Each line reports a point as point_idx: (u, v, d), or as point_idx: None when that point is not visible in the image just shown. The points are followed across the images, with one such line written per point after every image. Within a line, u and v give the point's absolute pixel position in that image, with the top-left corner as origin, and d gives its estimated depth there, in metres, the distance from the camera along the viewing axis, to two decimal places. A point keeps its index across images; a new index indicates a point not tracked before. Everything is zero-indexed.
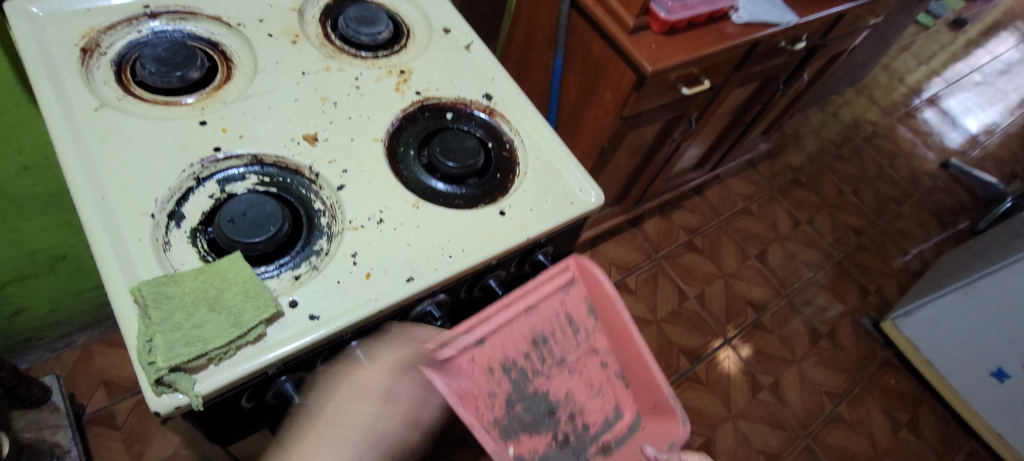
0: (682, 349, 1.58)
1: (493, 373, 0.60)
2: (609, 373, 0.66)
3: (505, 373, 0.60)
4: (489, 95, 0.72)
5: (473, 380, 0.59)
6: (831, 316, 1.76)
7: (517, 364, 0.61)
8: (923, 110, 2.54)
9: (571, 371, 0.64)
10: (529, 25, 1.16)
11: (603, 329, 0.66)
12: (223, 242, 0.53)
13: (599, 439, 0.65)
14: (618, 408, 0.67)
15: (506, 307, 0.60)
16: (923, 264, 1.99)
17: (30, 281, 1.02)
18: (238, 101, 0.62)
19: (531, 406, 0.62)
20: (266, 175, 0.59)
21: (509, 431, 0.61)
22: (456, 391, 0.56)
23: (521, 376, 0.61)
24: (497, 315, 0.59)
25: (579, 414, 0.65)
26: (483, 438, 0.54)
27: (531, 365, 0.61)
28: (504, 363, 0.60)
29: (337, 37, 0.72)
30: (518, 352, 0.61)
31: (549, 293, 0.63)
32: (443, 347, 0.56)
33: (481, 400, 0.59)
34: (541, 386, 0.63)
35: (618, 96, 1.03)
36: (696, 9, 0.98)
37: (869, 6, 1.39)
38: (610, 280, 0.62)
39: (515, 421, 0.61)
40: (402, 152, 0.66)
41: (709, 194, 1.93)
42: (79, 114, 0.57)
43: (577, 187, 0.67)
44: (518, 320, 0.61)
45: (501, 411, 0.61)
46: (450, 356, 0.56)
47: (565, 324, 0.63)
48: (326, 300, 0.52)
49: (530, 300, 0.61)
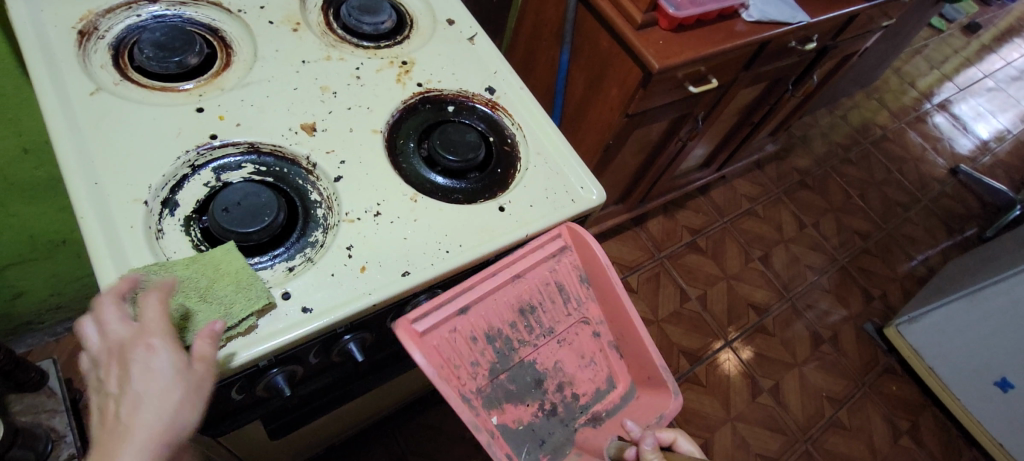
0: (683, 350, 1.57)
1: (475, 342, 0.57)
2: (602, 343, 0.63)
3: (488, 342, 0.57)
4: (492, 88, 0.71)
5: (453, 347, 0.55)
6: (834, 321, 1.75)
7: (502, 333, 0.58)
8: (933, 115, 2.51)
9: (560, 341, 0.61)
10: (535, 19, 1.15)
11: (597, 298, 0.64)
12: (217, 231, 0.52)
13: (588, 410, 0.61)
14: (610, 378, 0.63)
15: (493, 274, 0.58)
16: (929, 271, 1.97)
17: (29, 265, 1.01)
18: (236, 88, 0.61)
19: (516, 375, 0.59)
20: (262, 164, 0.58)
21: (492, 400, 0.57)
22: (438, 359, 0.54)
23: (506, 346, 0.58)
24: (484, 282, 0.58)
25: (568, 385, 0.61)
26: (460, 409, 0.52)
27: (517, 335, 0.59)
28: (488, 331, 0.57)
29: (339, 26, 0.71)
30: (503, 322, 0.58)
31: (535, 259, 0.60)
32: (424, 318, 0.54)
33: (464, 370, 0.56)
34: (527, 356, 0.59)
35: (623, 93, 1.02)
36: (706, 7, 0.96)
37: (883, 8, 1.36)
38: (600, 246, 0.60)
39: (498, 391, 0.57)
40: (401, 144, 0.65)
41: (714, 194, 1.91)
42: (74, 98, 0.56)
43: (578, 185, 0.66)
44: (504, 288, 0.59)
45: (484, 380, 0.57)
46: (433, 323, 0.54)
47: (554, 293, 0.61)
48: (320, 292, 0.52)
49: (516, 268, 0.59)
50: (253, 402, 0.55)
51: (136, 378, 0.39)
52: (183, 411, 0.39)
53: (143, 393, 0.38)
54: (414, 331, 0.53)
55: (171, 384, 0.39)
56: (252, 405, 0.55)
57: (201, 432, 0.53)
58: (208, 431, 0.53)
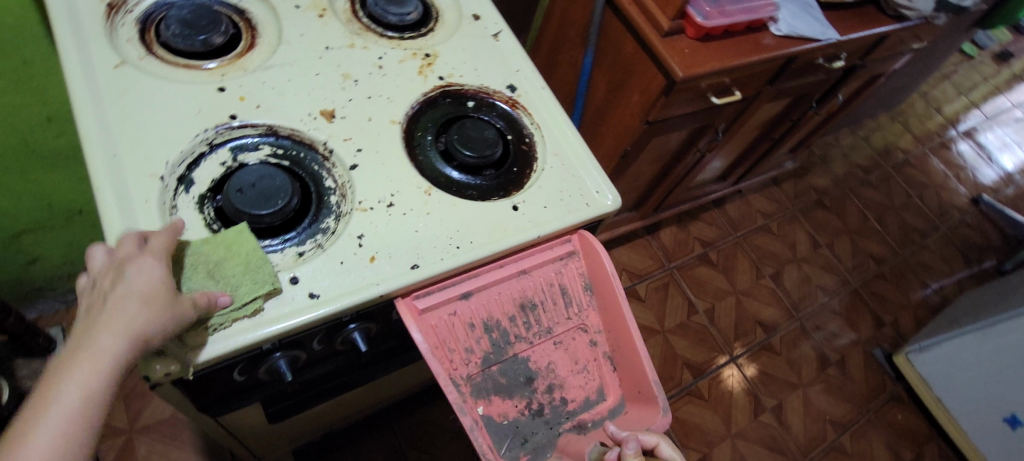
0: (687, 362, 1.56)
1: (473, 330, 0.56)
2: (597, 353, 0.61)
3: (485, 331, 0.57)
4: (513, 86, 0.71)
5: (451, 331, 0.55)
6: (843, 344, 1.72)
7: (500, 324, 0.57)
8: (958, 142, 2.47)
9: (557, 342, 0.60)
10: (561, 20, 1.14)
11: (597, 307, 0.62)
12: (230, 211, 0.52)
13: (574, 417, 0.58)
14: (601, 390, 0.60)
15: (499, 267, 0.59)
16: (943, 300, 1.94)
17: (44, 233, 1.03)
18: (258, 70, 0.61)
19: (509, 369, 0.57)
20: (279, 147, 0.58)
21: (480, 390, 0.55)
22: (433, 341, 0.54)
23: (502, 337, 0.57)
24: (490, 274, 0.59)
25: (558, 388, 0.59)
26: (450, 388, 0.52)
27: (515, 330, 0.58)
28: (487, 321, 0.57)
29: (365, 15, 0.71)
30: (503, 314, 0.58)
31: (545, 258, 0.62)
32: (426, 295, 0.56)
33: (457, 355, 0.55)
34: (522, 351, 0.58)
35: (645, 100, 1.01)
36: (734, 18, 0.95)
37: (914, 31, 1.34)
38: (609, 253, 0.60)
39: (489, 381, 0.56)
40: (419, 136, 0.64)
41: (729, 208, 1.90)
42: (99, 69, 0.56)
43: (594, 189, 0.65)
44: (510, 281, 0.59)
45: (476, 369, 0.55)
46: (434, 302, 0.56)
47: (558, 294, 0.61)
48: (328, 279, 0.51)
49: (523, 263, 0.60)
50: (253, 384, 0.54)
51: (126, 285, 0.42)
52: (155, 323, 0.42)
53: (123, 299, 0.42)
54: (415, 307, 0.55)
55: (147, 300, 0.42)
56: (252, 388, 0.55)
57: (199, 408, 0.52)
58: (206, 409, 0.53)
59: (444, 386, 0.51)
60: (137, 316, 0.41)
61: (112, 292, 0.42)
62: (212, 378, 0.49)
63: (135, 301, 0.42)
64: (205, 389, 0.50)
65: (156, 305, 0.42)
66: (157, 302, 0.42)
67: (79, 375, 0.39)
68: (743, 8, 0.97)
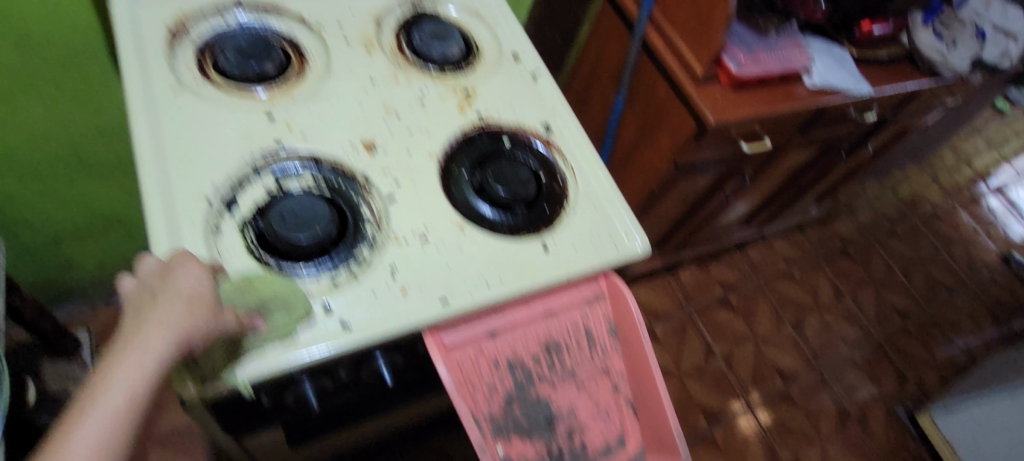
0: (702, 407, 1.53)
1: (497, 367, 0.56)
2: (620, 398, 0.60)
3: (509, 370, 0.57)
4: (549, 126, 0.72)
5: (475, 367, 0.56)
6: (864, 399, 1.67)
7: (525, 364, 0.57)
8: (989, 197, 2.42)
9: (580, 385, 0.59)
10: (595, 60, 1.17)
11: (622, 352, 0.62)
12: (270, 236, 0.54)
13: None
14: (621, 437, 0.60)
15: (527, 306, 0.60)
16: (971, 360, 1.88)
17: (83, 238, 1.06)
18: (306, 100, 0.64)
19: (530, 410, 0.57)
20: (320, 175, 0.60)
21: (500, 428, 0.55)
22: (457, 376, 0.55)
23: (525, 377, 0.57)
24: (516, 313, 0.60)
25: (578, 433, 0.58)
26: (472, 428, 0.53)
27: (539, 370, 0.58)
28: (511, 359, 0.57)
29: (409, 49, 0.74)
30: (528, 353, 0.58)
31: (571, 300, 0.62)
32: (454, 332, 0.57)
33: (480, 392, 0.55)
34: (545, 393, 0.58)
35: (674, 143, 1.02)
36: (768, 68, 0.96)
37: (949, 87, 1.33)
38: (636, 299, 0.60)
39: (510, 421, 0.56)
40: (455, 171, 0.65)
41: (751, 251, 1.88)
42: (157, 92, 0.59)
43: (624, 232, 0.65)
44: (535, 321, 0.60)
45: (498, 408, 0.55)
46: (461, 339, 0.57)
47: (583, 336, 0.61)
48: (360, 308, 0.52)
49: (549, 303, 0.61)
50: (279, 410, 0.55)
51: (173, 283, 0.44)
52: (196, 324, 0.43)
53: (164, 305, 0.43)
54: (442, 342, 0.56)
55: (189, 305, 0.43)
56: (277, 413, 0.55)
57: (224, 429, 0.53)
58: (229, 429, 0.53)
59: (467, 428, 0.53)
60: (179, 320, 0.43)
61: (154, 299, 0.44)
62: (242, 399, 0.50)
63: (177, 306, 0.43)
64: (234, 411, 0.51)
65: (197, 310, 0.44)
66: (199, 307, 0.44)
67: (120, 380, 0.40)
68: (777, 59, 0.99)
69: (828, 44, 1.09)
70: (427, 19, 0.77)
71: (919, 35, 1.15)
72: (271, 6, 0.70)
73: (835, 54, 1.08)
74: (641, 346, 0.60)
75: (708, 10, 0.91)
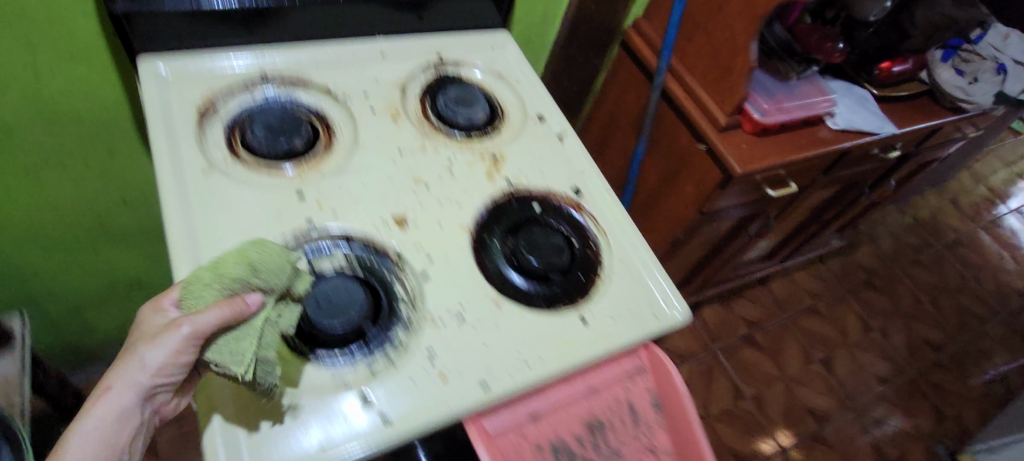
0: (735, 453, 1.47)
1: (540, 452, 0.54)
2: None
3: (553, 455, 0.54)
4: (578, 189, 0.71)
5: (517, 453, 0.53)
6: (902, 439, 1.61)
7: (568, 447, 0.55)
8: (1011, 220, 2.38)
9: None
10: (612, 107, 1.16)
11: (669, 430, 0.59)
12: (306, 324, 0.53)
13: None
14: None
15: (568, 385, 0.58)
16: (1009, 392, 1.81)
17: (105, 304, 1.05)
18: (335, 174, 0.63)
19: None
20: (352, 254, 0.58)
21: None
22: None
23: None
24: (557, 392, 0.58)
25: None
26: None
27: (583, 454, 0.55)
28: (555, 443, 0.55)
29: (434, 116, 0.73)
30: (571, 435, 0.56)
31: (612, 375, 0.60)
32: (495, 417, 0.55)
33: None
34: None
35: (700, 192, 1.00)
36: (791, 114, 0.96)
37: (971, 120, 1.32)
38: (679, 371, 0.58)
39: None
40: (487, 240, 0.64)
41: (773, 286, 1.85)
42: (187, 174, 0.58)
43: (662, 300, 0.64)
44: (576, 400, 0.58)
45: None
46: (502, 423, 0.54)
47: (626, 414, 0.58)
48: (400, 398, 0.51)
49: (590, 380, 0.59)
50: None
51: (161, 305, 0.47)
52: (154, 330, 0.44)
53: (133, 353, 0.43)
54: (484, 429, 0.54)
55: (149, 349, 0.43)
56: None
57: None
58: None
59: None
60: (142, 367, 0.43)
61: (134, 341, 0.45)
62: None
63: (138, 353, 0.43)
64: None
65: (160, 354, 0.43)
66: (160, 349, 0.43)
67: (92, 432, 0.42)
68: (799, 104, 0.98)
69: (849, 85, 1.08)
70: (452, 85, 0.77)
71: (940, 71, 1.14)
72: (298, 80, 0.70)
73: (857, 95, 1.07)
74: (689, 424, 0.57)
75: (729, 60, 0.91)
